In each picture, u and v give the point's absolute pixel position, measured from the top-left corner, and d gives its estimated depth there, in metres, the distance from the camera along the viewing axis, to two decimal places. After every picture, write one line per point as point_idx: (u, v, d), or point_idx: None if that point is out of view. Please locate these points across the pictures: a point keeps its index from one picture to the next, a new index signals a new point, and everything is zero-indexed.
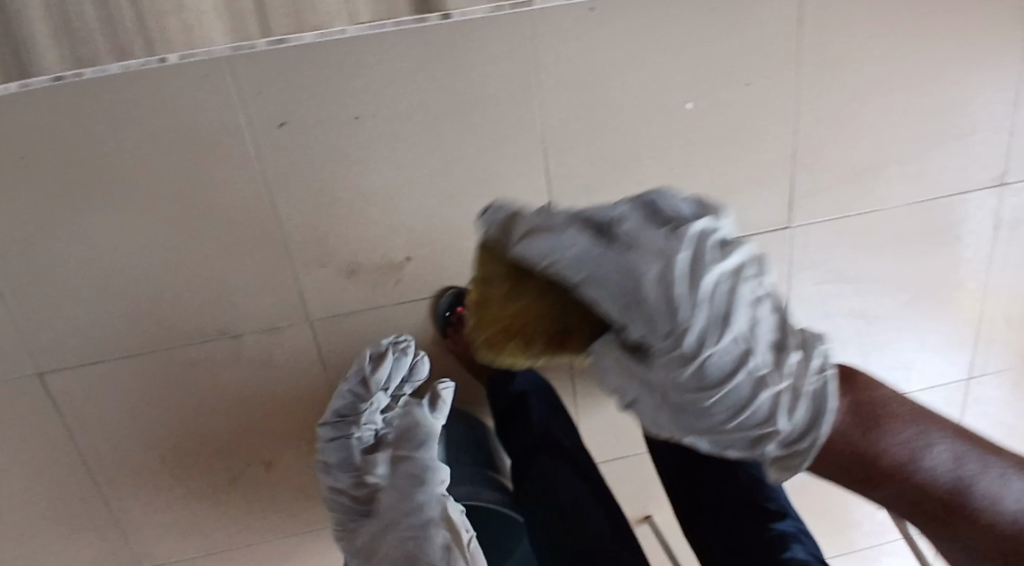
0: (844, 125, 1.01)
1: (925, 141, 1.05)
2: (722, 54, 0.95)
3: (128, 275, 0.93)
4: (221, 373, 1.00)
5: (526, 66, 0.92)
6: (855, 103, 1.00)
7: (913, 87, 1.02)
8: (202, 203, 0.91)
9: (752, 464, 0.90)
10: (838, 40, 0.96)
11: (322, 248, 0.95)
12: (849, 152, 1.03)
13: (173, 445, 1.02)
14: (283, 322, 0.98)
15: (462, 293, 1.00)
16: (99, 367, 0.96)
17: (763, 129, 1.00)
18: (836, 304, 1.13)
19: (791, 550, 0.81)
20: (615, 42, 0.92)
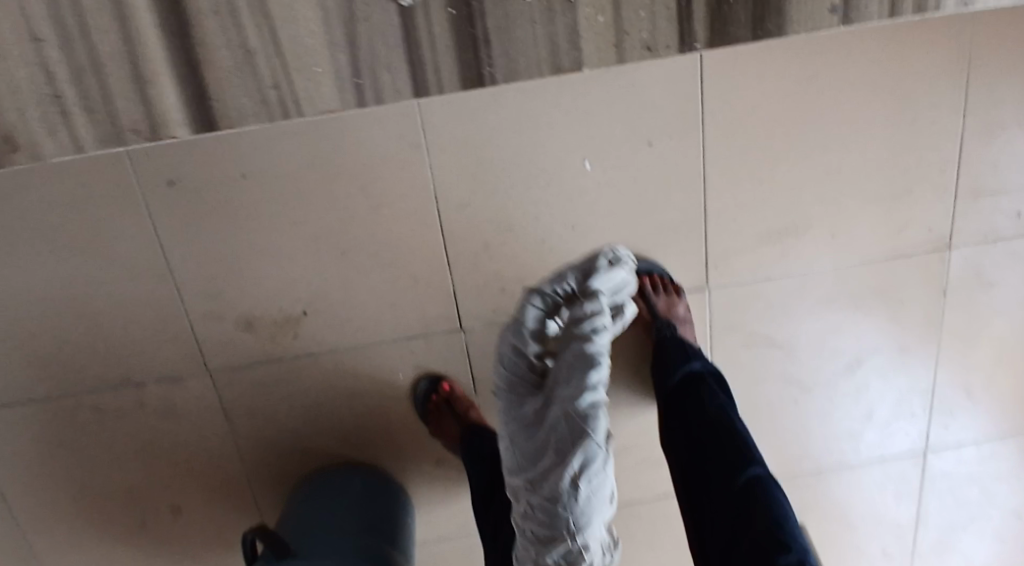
0: (761, 185, 0.96)
1: (855, 202, 0.98)
2: (623, 121, 0.92)
3: (32, 328, 0.96)
4: (127, 421, 1.01)
5: (414, 126, 0.91)
6: (774, 163, 0.95)
7: (840, 144, 0.95)
8: (100, 260, 0.94)
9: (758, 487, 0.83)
10: (747, 104, 0.92)
11: (218, 301, 0.97)
12: (767, 212, 0.98)
13: (85, 489, 1.04)
14: (185, 374, 1.00)
15: (434, 378, 1.04)
16: (10, 414, 0.99)
17: (671, 194, 0.96)
18: (766, 370, 1.06)
19: None
20: (506, 106, 0.91)
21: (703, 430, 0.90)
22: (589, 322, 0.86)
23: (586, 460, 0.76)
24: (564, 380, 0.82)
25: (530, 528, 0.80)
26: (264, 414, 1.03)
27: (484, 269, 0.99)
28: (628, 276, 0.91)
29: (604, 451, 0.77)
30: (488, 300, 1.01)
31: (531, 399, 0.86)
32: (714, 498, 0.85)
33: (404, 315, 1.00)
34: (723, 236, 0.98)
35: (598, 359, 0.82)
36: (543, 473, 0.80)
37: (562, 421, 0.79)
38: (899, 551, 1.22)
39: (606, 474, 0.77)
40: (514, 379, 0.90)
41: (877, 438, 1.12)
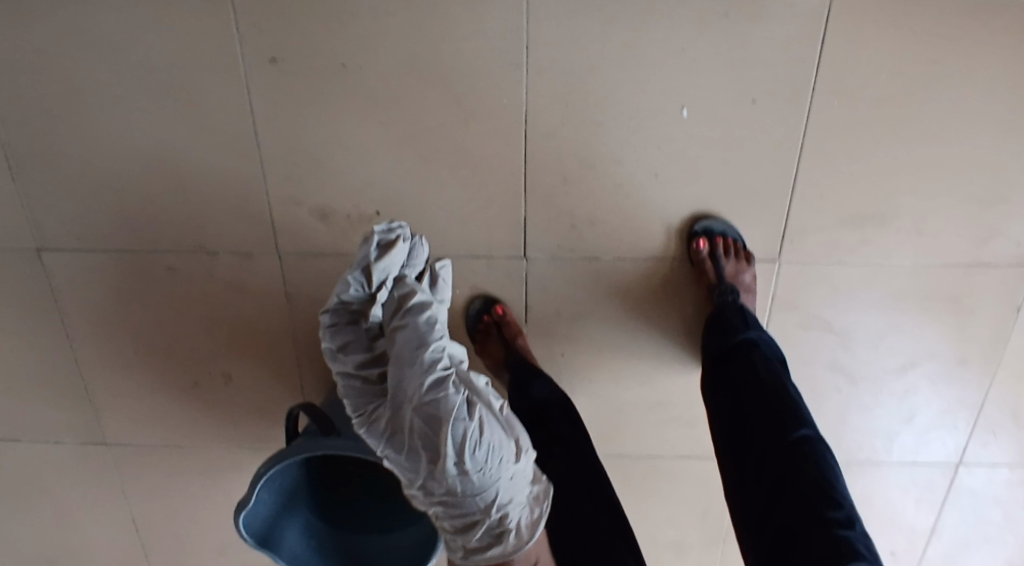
0: (855, 166, 0.94)
1: (948, 199, 0.96)
2: (729, 75, 0.91)
3: (120, 181, 0.99)
4: (195, 285, 1.06)
5: (519, 45, 0.91)
6: (872, 144, 0.93)
7: (944, 136, 0.93)
8: (192, 127, 0.96)
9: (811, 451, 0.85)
10: (860, 80, 0.90)
11: (298, 187, 0.99)
12: (857, 195, 0.96)
13: (148, 341, 1.11)
14: (254, 251, 1.03)
15: (489, 299, 1.05)
16: (90, 259, 1.05)
17: (762, 159, 0.95)
18: (818, 355, 1.06)
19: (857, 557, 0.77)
20: (615, 40, 0.90)
21: (754, 394, 0.90)
22: (416, 313, 0.86)
23: (462, 440, 0.80)
24: (401, 381, 0.84)
25: (447, 511, 0.85)
26: (321, 305, 1.06)
27: (558, 204, 0.99)
28: (418, 250, 0.91)
29: (479, 426, 0.81)
30: (558, 237, 1.01)
31: (440, 397, 0.81)
32: (745, 450, 0.89)
33: (472, 234, 1.01)
34: (805, 211, 0.97)
35: (435, 352, 0.84)
36: (421, 465, 0.83)
37: (421, 424, 0.81)
38: (909, 558, 1.22)
39: (496, 441, 0.82)
40: (364, 395, 0.89)
41: (913, 443, 1.11)
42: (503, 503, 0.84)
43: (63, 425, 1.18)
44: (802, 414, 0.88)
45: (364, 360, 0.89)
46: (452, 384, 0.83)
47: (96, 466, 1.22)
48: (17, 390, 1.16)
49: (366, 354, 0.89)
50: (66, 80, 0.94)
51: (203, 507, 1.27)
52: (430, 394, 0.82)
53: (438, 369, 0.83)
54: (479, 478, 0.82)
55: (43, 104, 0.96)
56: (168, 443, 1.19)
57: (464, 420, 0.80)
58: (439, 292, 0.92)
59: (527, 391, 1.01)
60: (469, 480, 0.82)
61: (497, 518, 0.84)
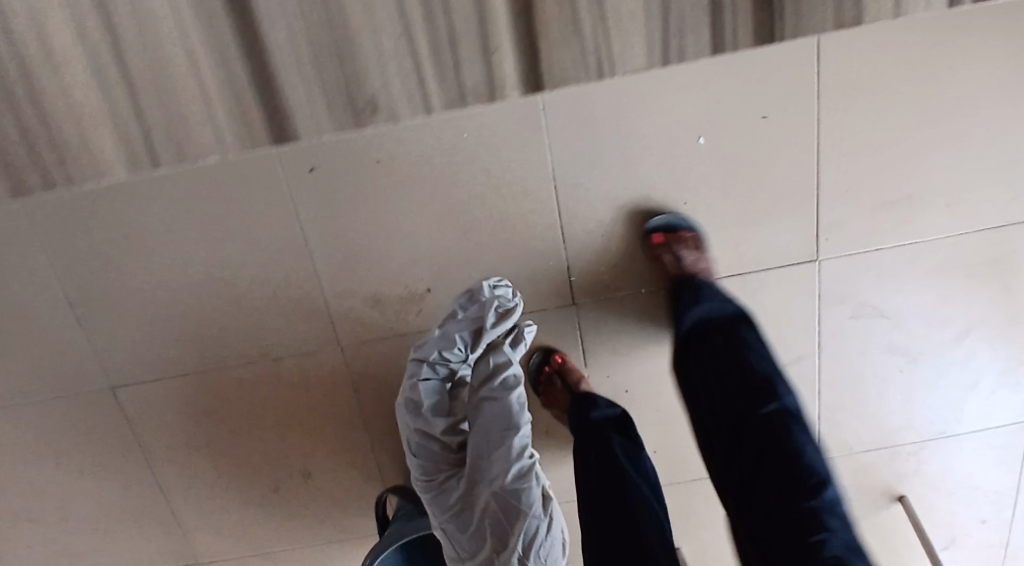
0: (873, 158, 0.99)
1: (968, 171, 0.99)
2: (738, 98, 0.95)
3: (181, 305, 1.04)
4: (263, 392, 1.09)
5: (535, 106, 0.95)
6: (885, 136, 0.97)
7: (961, 111, 0.96)
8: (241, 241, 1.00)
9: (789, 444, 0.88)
10: (863, 79, 0.94)
11: (350, 279, 1.03)
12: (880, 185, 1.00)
13: (226, 453, 1.14)
14: (316, 347, 1.06)
15: (548, 349, 1.09)
16: (161, 384, 1.08)
17: (783, 168, 0.99)
18: (873, 339, 1.09)
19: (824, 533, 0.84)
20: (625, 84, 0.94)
21: (738, 376, 0.92)
22: (506, 388, 0.93)
23: (531, 539, 0.89)
24: (485, 458, 0.91)
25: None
26: (389, 384, 1.10)
27: (597, 245, 1.03)
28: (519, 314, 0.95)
29: (549, 526, 0.89)
30: (603, 275, 1.04)
31: (518, 497, 0.89)
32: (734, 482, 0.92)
33: (521, 290, 1.05)
34: (834, 206, 1.01)
35: (523, 438, 0.92)
36: (481, 549, 0.92)
37: (497, 504, 0.90)
38: (999, 520, 1.24)
39: (559, 540, 0.91)
40: (438, 457, 0.96)
41: (982, 408, 1.14)
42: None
43: (153, 551, 1.21)
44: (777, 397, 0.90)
45: (446, 425, 0.96)
46: (536, 477, 0.91)
47: None
48: (106, 527, 1.18)
49: (451, 419, 0.96)
50: (118, 222, 0.99)
51: None
52: (517, 482, 0.90)
53: (525, 460, 0.91)
54: None
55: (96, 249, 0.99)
56: (256, 549, 1.22)
57: (539, 518, 0.89)
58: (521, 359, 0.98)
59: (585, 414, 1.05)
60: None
61: None
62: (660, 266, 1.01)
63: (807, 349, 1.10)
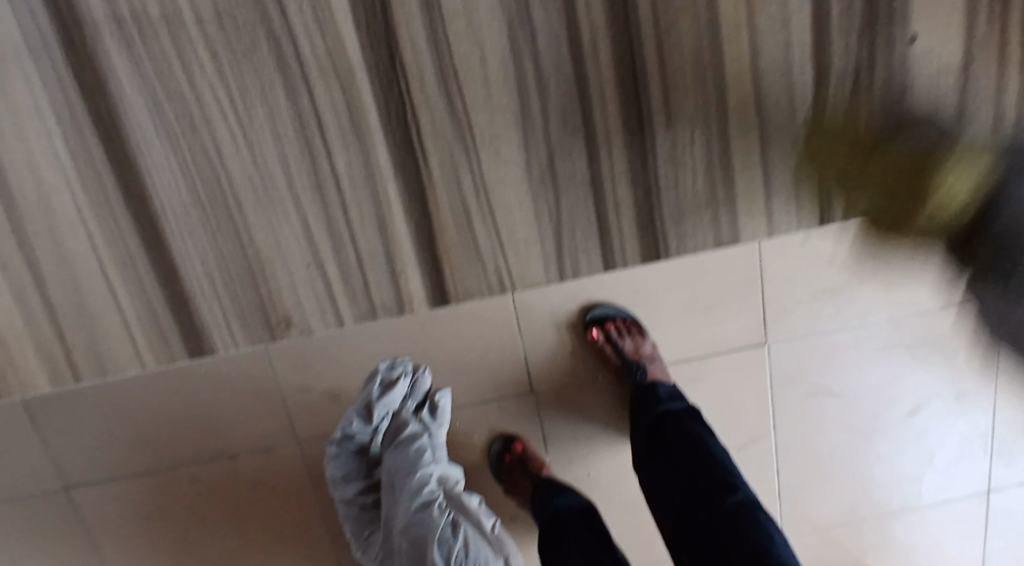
0: (809, 265, 1.03)
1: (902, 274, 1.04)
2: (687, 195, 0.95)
3: (139, 407, 1.02)
4: (222, 491, 1.08)
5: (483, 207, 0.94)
6: (819, 247, 1.02)
7: None
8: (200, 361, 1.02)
9: (753, 530, 0.93)
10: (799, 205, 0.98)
11: (308, 376, 1.03)
12: (820, 284, 1.04)
13: (182, 553, 1.12)
14: (276, 443, 1.06)
15: (509, 438, 1.10)
16: (116, 485, 1.07)
17: (725, 270, 1.02)
18: (826, 417, 1.13)
19: None
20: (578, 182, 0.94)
21: (689, 470, 0.97)
22: (405, 444, 0.94)
23: (446, 556, 0.89)
24: (394, 504, 0.93)
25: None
26: None
27: (552, 338, 1.05)
28: (421, 381, 0.94)
29: (464, 544, 0.90)
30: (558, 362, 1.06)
31: (427, 523, 0.90)
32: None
33: (479, 382, 1.06)
34: (780, 295, 1.04)
35: (423, 477, 0.93)
36: None
37: (408, 544, 0.90)
38: None
39: (483, 559, 0.90)
40: (362, 519, 0.99)
41: (934, 479, 1.19)
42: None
43: None
44: (732, 482, 0.96)
45: (362, 487, 0.98)
46: (438, 506, 0.92)
47: None
48: None
49: (366, 481, 0.98)
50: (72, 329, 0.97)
51: None
52: (415, 517, 0.91)
53: (425, 494, 0.92)
54: None
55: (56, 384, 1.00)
56: None
57: (450, 535, 0.90)
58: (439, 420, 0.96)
59: (548, 502, 1.05)
60: None
61: None
62: (603, 354, 1.04)
63: (764, 430, 1.13)
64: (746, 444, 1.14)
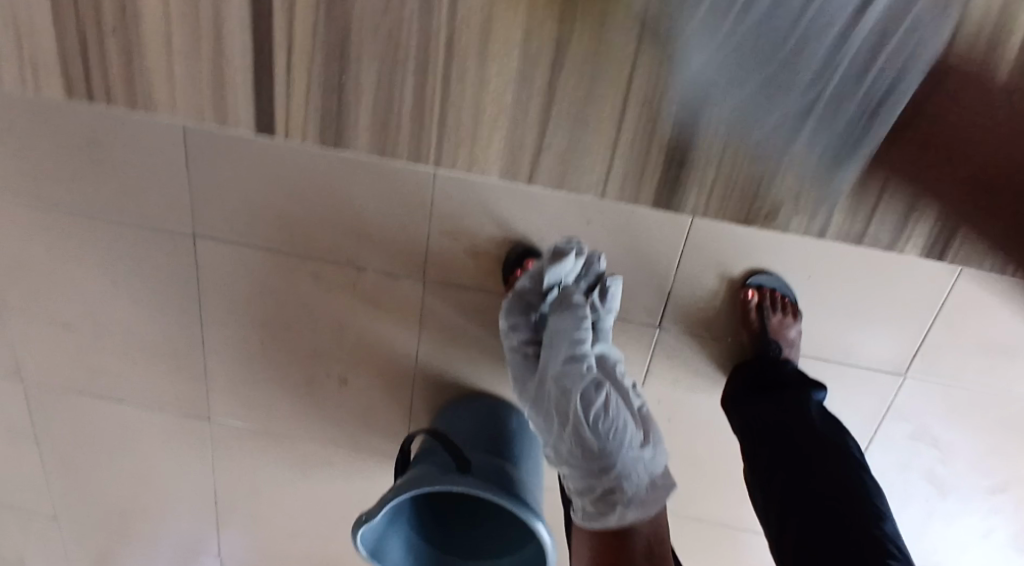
0: (989, 317, 0.98)
1: None
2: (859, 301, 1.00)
3: (291, 190, 1.01)
4: (334, 294, 1.09)
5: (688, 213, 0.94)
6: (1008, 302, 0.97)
7: None
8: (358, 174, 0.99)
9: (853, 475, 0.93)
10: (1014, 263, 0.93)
11: (459, 224, 1.01)
12: (987, 339, 1.00)
13: (274, 335, 1.14)
14: (401, 273, 1.06)
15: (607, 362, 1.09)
16: (240, 251, 1.07)
17: (905, 290, 0.98)
18: (915, 463, 1.12)
19: (893, 553, 0.85)
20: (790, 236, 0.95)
21: (800, 408, 0.98)
22: (571, 309, 0.94)
23: (586, 409, 0.87)
24: (553, 352, 0.93)
25: (571, 475, 0.89)
26: (452, 331, 1.10)
27: (705, 287, 1.01)
28: (596, 257, 0.95)
29: (605, 403, 0.87)
30: (696, 312, 1.03)
31: (576, 376, 0.89)
32: (796, 496, 0.92)
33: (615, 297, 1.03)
34: (943, 336, 1.00)
35: (582, 340, 0.91)
36: (555, 428, 0.90)
37: (556, 393, 0.90)
38: None
39: (620, 421, 0.86)
40: (525, 365, 0.98)
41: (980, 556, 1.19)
42: (620, 474, 0.85)
43: (167, 397, 1.22)
44: (840, 432, 0.96)
45: (527, 339, 0.98)
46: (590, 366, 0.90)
47: (186, 439, 1.27)
48: (133, 359, 1.19)
49: (530, 336, 0.97)
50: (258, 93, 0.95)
51: (277, 497, 1.32)
52: (568, 367, 0.90)
53: (581, 353, 0.91)
54: (612, 432, 0.86)
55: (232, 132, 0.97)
56: (267, 428, 1.23)
57: (593, 391, 0.88)
58: (608, 304, 0.95)
59: None
60: (604, 427, 0.86)
61: (612, 491, 0.86)
62: (745, 318, 1.00)
63: None
64: None
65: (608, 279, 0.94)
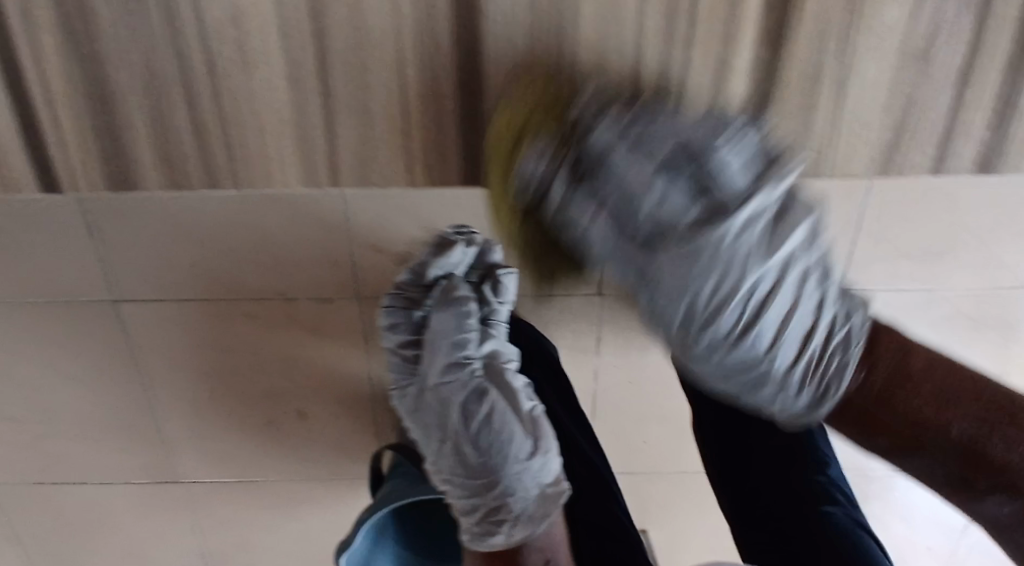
0: (910, 220, 0.97)
1: (994, 245, 1.00)
2: None
3: (202, 239, 0.99)
4: (272, 330, 1.07)
5: None
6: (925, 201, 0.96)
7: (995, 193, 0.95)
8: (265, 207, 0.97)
9: (789, 422, 0.97)
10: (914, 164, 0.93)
11: (379, 234, 0.99)
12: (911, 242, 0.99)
13: (223, 384, 1.13)
14: (334, 296, 1.04)
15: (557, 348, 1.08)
16: (167, 307, 1.05)
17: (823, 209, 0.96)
18: None
19: (830, 504, 0.88)
20: None
21: None
22: (454, 306, 0.91)
23: (468, 421, 0.88)
24: (432, 357, 0.91)
25: (453, 490, 0.89)
26: None
27: None
28: (494, 252, 0.94)
29: (488, 413, 0.87)
30: None
31: (453, 385, 0.89)
32: (741, 450, 0.96)
33: None
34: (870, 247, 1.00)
35: (462, 340, 0.90)
36: (439, 442, 0.90)
37: (436, 405, 0.90)
38: (945, 552, 1.33)
39: (506, 432, 0.87)
40: (406, 369, 0.95)
41: None
42: (504, 489, 0.86)
43: (132, 468, 1.20)
44: None
45: (408, 341, 0.94)
46: (470, 371, 0.90)
47: (161, 505, 1.24)
48: (88, 438, 1.17)
49: (412, 337, 0.94)
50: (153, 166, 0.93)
51: (267, 542, 1.30)
52: (447, 376, 0.90)
53: (460, 361, 0.90)
54: (498, 446, 0.86)
55: (111, 197, 0.95)
56: (239, 477, 1.21)
57: (473, 402, 0.88)
58: (501, 296, 0.93)
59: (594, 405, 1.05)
60: (488, 438, 0.86)
61: (496, 502, 0.86)
62: None
63: None
64: None
65: (498, 272, 0.92)
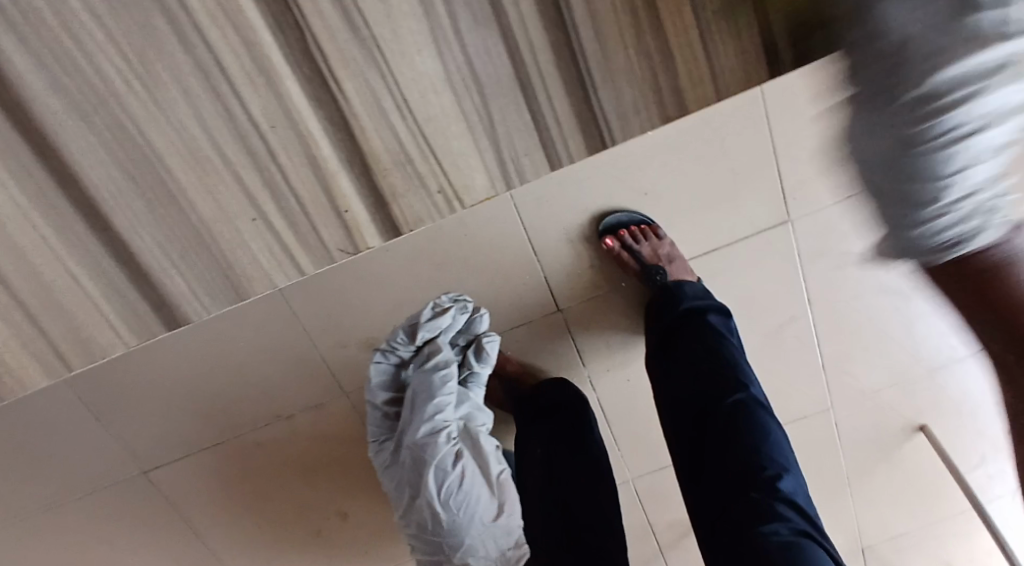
0: None
1: None
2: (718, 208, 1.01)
3: (191, 387, 1.06)
4: (284, 449, 1.13)
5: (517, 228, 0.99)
6: None
7: None
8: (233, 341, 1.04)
9: (746, 428, 0.91)
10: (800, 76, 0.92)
11: (340, 329, 1.04)
12: None
13: (262, 511, 1.19)
14: (325, 399, 1.09)
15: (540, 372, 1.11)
16: (186, 460, 1.12)
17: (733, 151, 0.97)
18: (866, 286, 1.09)
19: (773, 528, 0.85)
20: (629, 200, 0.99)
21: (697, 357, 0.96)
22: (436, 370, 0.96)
23: (441, 483, 0.93)
24: (412, 414, 0.96)
25: (418, 543, 0.99)
26: None
27: (571, 256, 1.03)
28: (479, 321, 0.99)
29: (459, 475, 0.94)
30: (580, 280, 1.04)
31: (442, 450, 0.94)
32: (699, 465, 0.92)
33: (510, 309, 1.06)
34: (798, 168, 0.99)
35: (440, 406, 0.95)
36: (405, 498, 0.97)
37: (410, 460, 0.95)
38: None
39: (473, 494, 0.94)
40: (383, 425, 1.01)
41: None
42: (468, 548, 0.96)
43: None
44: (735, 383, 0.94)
45: (389, 397, 0.99)
46: (449, 435, 0.95)
47: None
48: None
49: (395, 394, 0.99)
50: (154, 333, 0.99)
51: None
52: (426, 439, 0.94)
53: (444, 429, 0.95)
54: (464, 507, 0.94)
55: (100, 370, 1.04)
56: None
57: (449, 463, 0.94)
58: (483, 361, 1.00)
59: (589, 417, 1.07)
60: (456, 501, 0.94)
61: (462, 558, 0.97)
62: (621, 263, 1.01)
63: (800, 309, 1.10)
64: (784, 324, 1.11)
65: (483, 340, 0.99)
